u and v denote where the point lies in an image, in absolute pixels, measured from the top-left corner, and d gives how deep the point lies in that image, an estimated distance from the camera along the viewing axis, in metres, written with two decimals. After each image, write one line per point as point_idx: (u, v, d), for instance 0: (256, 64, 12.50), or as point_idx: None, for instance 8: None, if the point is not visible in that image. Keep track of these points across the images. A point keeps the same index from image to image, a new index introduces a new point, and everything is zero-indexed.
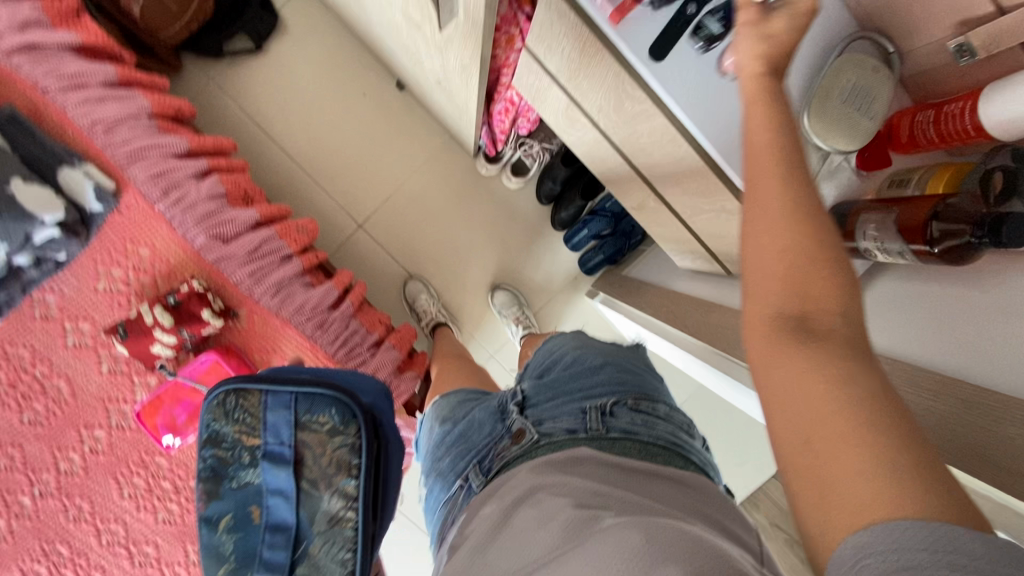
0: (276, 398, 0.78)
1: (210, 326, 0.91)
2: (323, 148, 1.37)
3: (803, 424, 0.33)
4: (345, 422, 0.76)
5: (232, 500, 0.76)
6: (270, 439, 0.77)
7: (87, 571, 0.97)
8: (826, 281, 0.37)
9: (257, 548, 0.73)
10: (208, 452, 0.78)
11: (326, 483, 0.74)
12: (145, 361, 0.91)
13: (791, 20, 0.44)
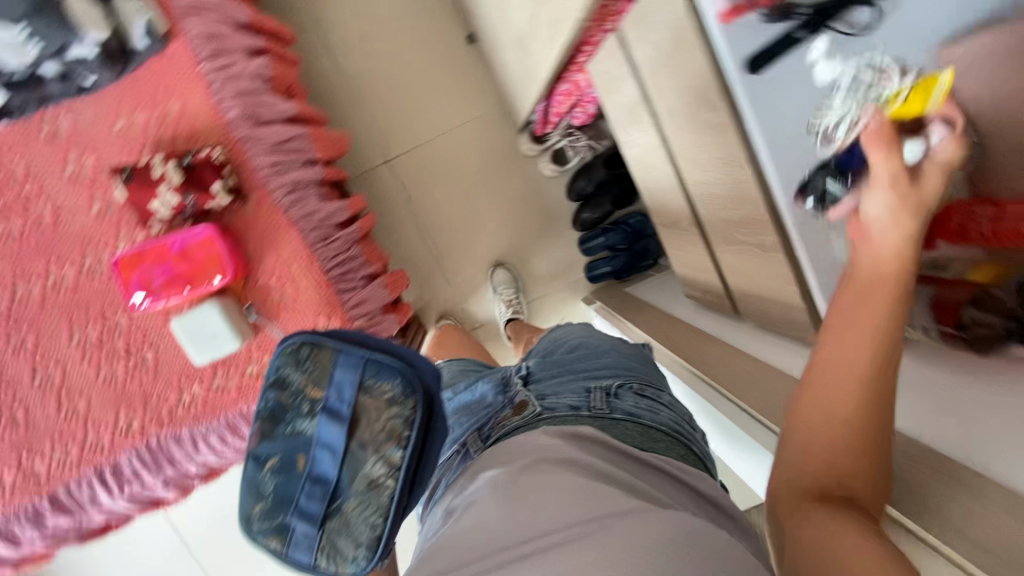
0: (347, 357, 0.75)
1: (216, 201, 0.88)
2: (376, 74, 1.35)
3: (815, 530, 0.43)
4: (405, 396, 0.71)
5: (282, 445, 0.75)
6: (333, 395, 0.74)
7: (9, 404, 0.95)
8: (850, 427, 0.49)
9: (298, 495, 0.71)
10: (270, 394, 0.77)
11: (374, 448, 0.71)
12: (139, 212, 0.87)
13: (938, 176, 0.54)
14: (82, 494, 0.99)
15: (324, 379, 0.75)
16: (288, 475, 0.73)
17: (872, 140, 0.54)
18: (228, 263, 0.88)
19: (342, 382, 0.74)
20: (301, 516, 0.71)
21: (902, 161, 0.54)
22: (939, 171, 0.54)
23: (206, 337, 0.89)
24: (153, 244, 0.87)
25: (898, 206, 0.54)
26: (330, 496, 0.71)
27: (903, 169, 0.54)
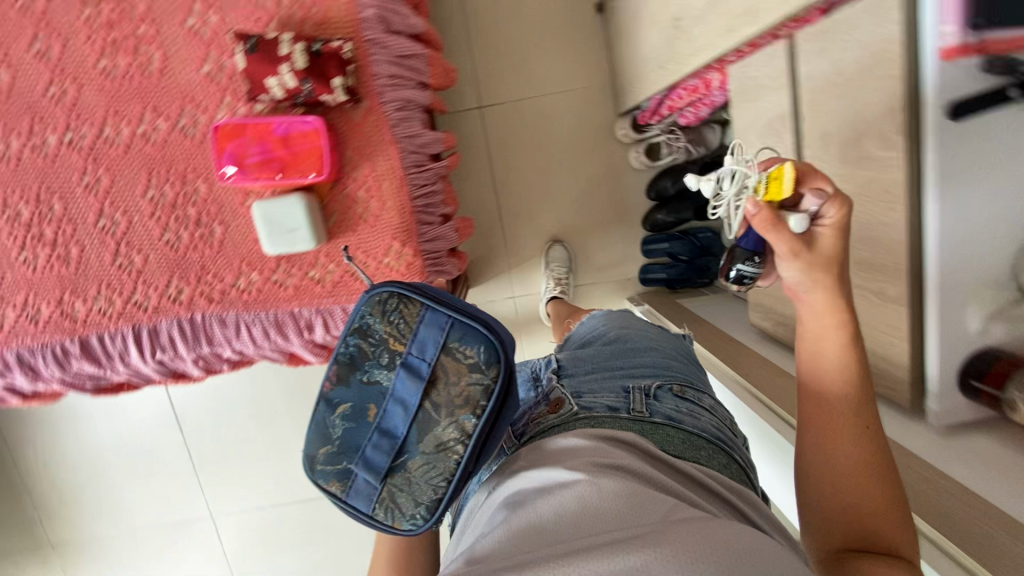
0: (434, 313, 0.60)
1: (331, 96, 0.84)
2: (495, 18, 1.31)
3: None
4: (492, 364, 0.59)
5: (356, 392, 0.62)
6: (413, 351, 0.60)
7: (67, 239, 0.93)
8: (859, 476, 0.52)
9: (364, 447, 0.60)
10: (348, 341, 0.62)
11: (447, 412, 0.58)
12: (252, 86, 0.84)
13: (832, 238, 0.54)
14: (112, 348, 0.98)
15: (406, 332, 0.60)
16: (354, 425, 0.61)
17: (760, 225, 0.55)
18: (326, 161, 0.86)
19: (425, 338, 0.61)
20: (365, 466, 0.60)
21: (795, 241, 0.54)
22: (831, 231, 0.54)
23: (283, 229, 0.87)
24: (255, 120, 0.84)
25: (815, 279, 0.54)
26: (397, 454, 0.59)
27: (796, 245, 0.54)
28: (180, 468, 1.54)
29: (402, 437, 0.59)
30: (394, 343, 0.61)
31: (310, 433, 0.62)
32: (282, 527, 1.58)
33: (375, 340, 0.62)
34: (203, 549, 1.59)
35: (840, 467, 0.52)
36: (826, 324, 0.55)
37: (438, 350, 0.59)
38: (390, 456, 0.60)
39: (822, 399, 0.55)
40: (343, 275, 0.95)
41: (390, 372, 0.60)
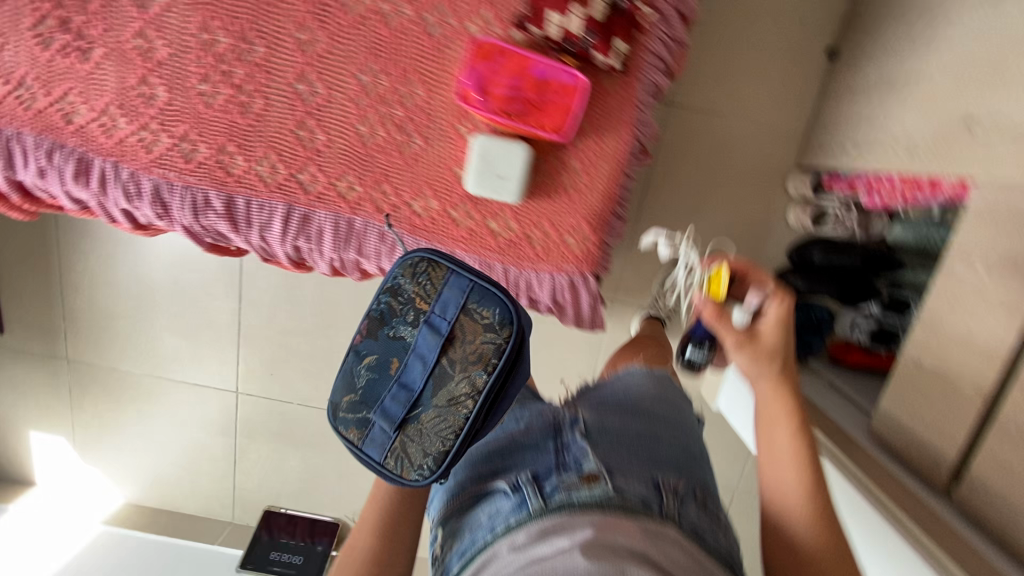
0: (457, 279, 0.74)
1: (604, 60, 0.77)
2: (723, 20, 1.22)
3: None
4: (505, 326, 0.71)
5: (382, 346, 0.74)
6: (435, 311, 0.73)
7: (253, 89, 0.84)
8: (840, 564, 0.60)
9: (382, 399, 0.71)
10: (382, 298, 0.75)
11: (461, 366, 0.70)
12: (529, 15, 0.76)
13: (773, 332, 0.78)
14: (256, 218, 0.91)
15: (431, 294, 0.74)
16: (376, 376, 0.73)
17: (710, 318, 0.82)
18: (569, 122, 0.79)
19: (447, 300, 0.74)
20: (383, 415, 0.71)
21: (739, 333, 0.79)
22: (769, 326, 0.79)
23: (495, 173, 0.81)
24: (517, 49, 0.77)
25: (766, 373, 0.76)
26: (411, 406, 0.70)
27: (739, 333, 0.79)
28: (224, 334, 1.48)
29: (418, 389, 0.70)
30: (420, 303, 0.74)
31: (338, 381, 0.74)
32: (303, 423, 1.57)
33: (403, 299, 0.75)
34: (219, 416, 1.57)
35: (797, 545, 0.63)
36: (775, 412, 0.72)
37: (456, 311, 0.73)
38: (405, 408, 0.70)
39: (784, 476, 0.67)
40: (520, 236, 0.89)
41: (414, 329, 0.73)
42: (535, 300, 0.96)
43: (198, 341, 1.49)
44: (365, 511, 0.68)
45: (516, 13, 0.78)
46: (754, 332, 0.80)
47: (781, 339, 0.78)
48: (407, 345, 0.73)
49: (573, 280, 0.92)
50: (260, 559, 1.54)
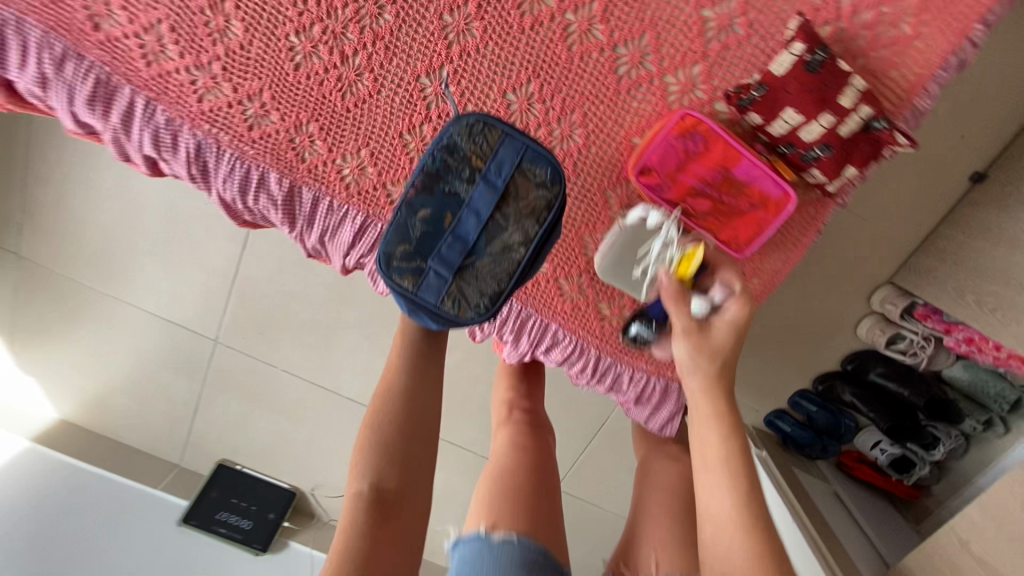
0: (511, 139, 0.61)
1: (821, 180, 0.60)
2: None
3: None
4: (556, 184, 0.62)
5: (431, 203, 0.64)
6: (489, 170, 0.62)
7: (359, 73, 0.64)
8: None
9: (439, 248, 0.65)
10: (436, 155, 0.62)
11: (515, 219, 0.63)
12: (756, 97, 0.58)
13: (726, 325, 0.64)
14: (320, 219, 0.72)
15: (487, 153, 0.62)
16: (431, 230, 0.64)
17: (670, 298, 0.65)
18: (749, 243, 0.66)
19: (503, 159, 0.62)
20: (439, 264, 0.65)
21: (688, 322, 0.64)
22: (724, 325, 0.64)
23: (640, 268, 0.67)
24: (731, 140, 0.60)
25: (704, 377, 0.64)
26: (466, 256, 0.65)
27: (689, 321, 0.64)
28: (215, 278, 1.27)
29: (472, 241, 0.64)
30: (476, 162, 0.62)
31: (389, 232, 0.64)
32: (281, 390, 1.41)
33: (459, 157, 0.62)
34: (188, 359, 1.39)
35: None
36: (710, 447, 0.63)
37: (512, 171, 0.62)
38: (462, 257, 0.65)
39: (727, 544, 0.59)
40: (629, 328, 0.75)
41: (469, 186, 0.63)
42: (613, 391, 0.82)
43: (182, 277, 1.28)
44: (389, 373, 0.81)
45: (737, 82, 0.59)
46: (704, 324, 0.65)
47: (732, 337, 0.64)
48: (461, 202, 0.64)
49: (666, 387, 0.80)
50: (203, 514, 1.42)
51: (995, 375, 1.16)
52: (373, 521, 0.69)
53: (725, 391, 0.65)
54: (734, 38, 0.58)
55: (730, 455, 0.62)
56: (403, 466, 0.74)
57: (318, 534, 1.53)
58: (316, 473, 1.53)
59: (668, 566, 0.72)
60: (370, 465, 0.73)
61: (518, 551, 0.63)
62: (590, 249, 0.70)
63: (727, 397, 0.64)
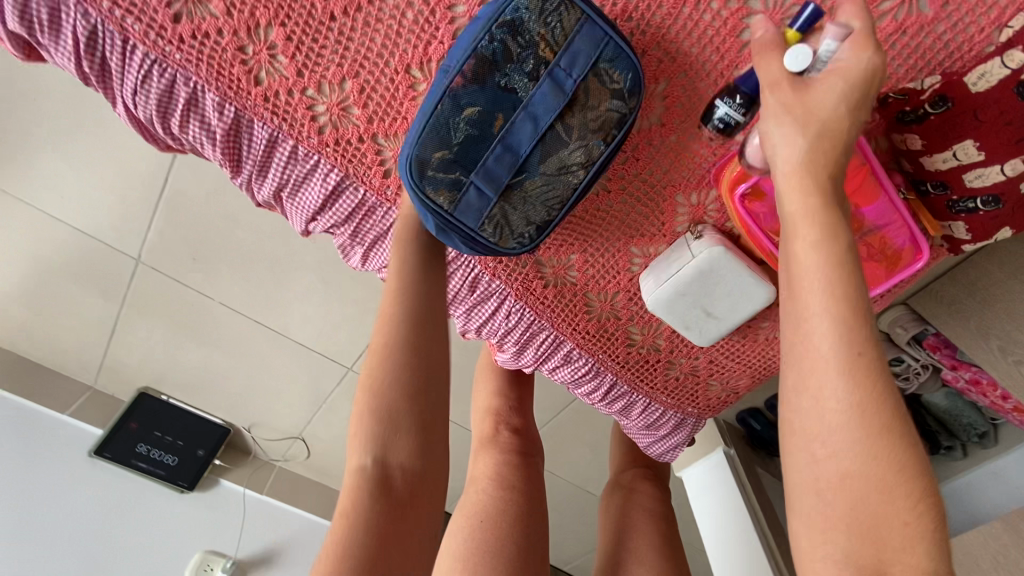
0: (593, 26, 0.41)
1: (962, 236, 0.47)
2: None
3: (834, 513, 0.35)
4: (636, 96, 0.43)
5: (479, 98, 0.42)
6: (560, 64, 0.42)
7: None
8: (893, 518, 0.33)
9: (481, 159, 0.45)
10: (492, 35, 0.40)
11: (581, 136, 0.45)
12: (930, 116, 0.41)
13: (843, 88, 0.38)
14: (277, 168, 0.51)
15: (559, 40, 0.41)
16: (473, 135, 0.44)
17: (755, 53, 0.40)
18: None
19: (577, 50, 0.41)
20: (478, 181, 0.46)
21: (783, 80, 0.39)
22: (834, 83, 0.38)
23: (702, 307, 0.52)
24: (876, 168, 0.43)
25: (798, 159, 0.39)
26: (514, 173, 0.46)
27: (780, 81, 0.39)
28: (134, 185, 0.99)
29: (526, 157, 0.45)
30: (545, 49, 0.41)
31: (422, 130, 0.43)
32: (217, 323, 1.21)
33: (524, 41, 0.41)
34: (98, 277, 1.12)
35: (818, 457, 0.35)
36: (796, 243, 0.38)
37: (586, 71, 0.42)
38: (509, 175, 0.46)
39: (814, 390, 0.36)
40: (659, 358, 0.62)
41: (529, 82, 0.42)
42: (618, 417, 0.70)
43: (88, 178, 0.98)
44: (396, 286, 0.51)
45: (901, 84, 0.42)
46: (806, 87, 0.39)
47: (841, 107, 0.39)
48: (518, 105, 0.43)
49: (681, 419, 0.69)
50: (120, 448, 1.20)
51: (973, 407, 1.12)
52: (383, 516, 0.47)
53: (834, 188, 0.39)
54: (916, 16, 0.39)
55: (845, 264, 0.36)
56: (418, 434, 0.48)
57: (252, 472, 1.39)
58: (254, 410, 1.38)
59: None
60: (373, 438, 0.48)
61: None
62: (637, 265, 0.55)
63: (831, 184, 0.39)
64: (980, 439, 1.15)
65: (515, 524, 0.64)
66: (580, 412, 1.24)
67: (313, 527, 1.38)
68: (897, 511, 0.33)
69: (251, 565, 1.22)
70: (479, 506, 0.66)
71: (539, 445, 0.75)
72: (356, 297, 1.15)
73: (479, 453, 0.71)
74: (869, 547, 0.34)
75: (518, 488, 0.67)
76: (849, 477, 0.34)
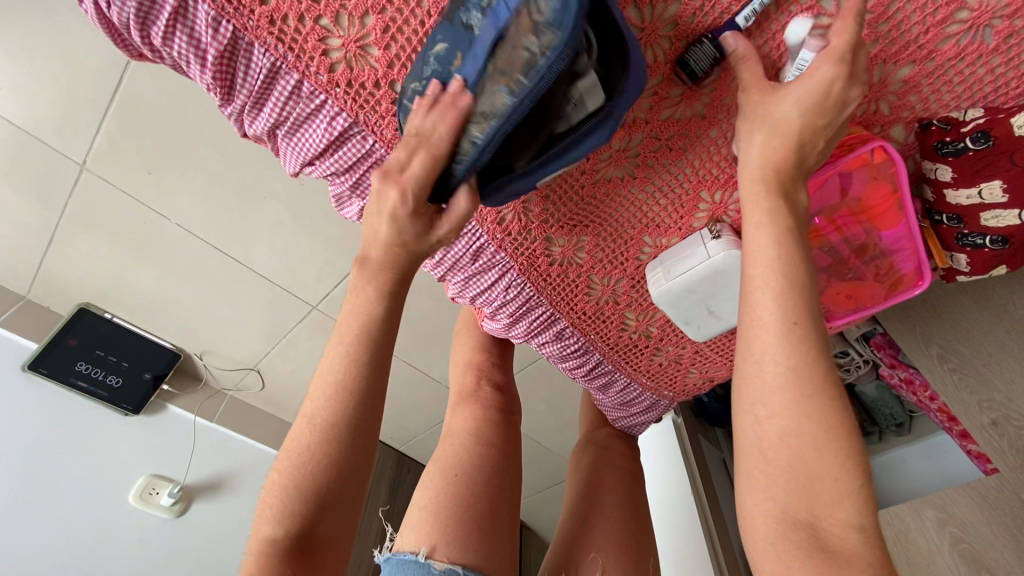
0: None
1: (960, 267, 0.49)
2: None
3: (781, 470, 0.35)
4: (553, 32, 0.34)
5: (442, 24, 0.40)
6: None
7: None
8: (835, 477, 0.34)
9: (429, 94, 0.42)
10: None
11: (496, 77, 0.38)
12: (973, 150, 0.41)
13: (800, 95, 0.38)
14: (276, 103, 0.45)
15: None
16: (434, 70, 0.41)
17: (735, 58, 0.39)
18: (845, 317, 0.50)
19: None
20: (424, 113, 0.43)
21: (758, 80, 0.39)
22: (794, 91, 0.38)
23: (704, 304, 0.53)
24: (906, 198, 0.42)
25: (764, 148, 0.39)
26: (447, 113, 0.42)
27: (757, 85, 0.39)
28: (82, 81, 0.87)
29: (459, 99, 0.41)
30: None
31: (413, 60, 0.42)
32: (172, 245, 1.12)
33: None
34: (36, 179, 1.00)
35: (760, 418, 0.37)
36: (747, 227, 0.40)
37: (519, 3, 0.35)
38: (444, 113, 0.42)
39: (757, 356, 0.37)
40: (648, 343, 0.63)
41: (481, 15, 0.38)
42: (595, 392, 0.71)
43: (28, 65, 0.85)
44: (343, 332, 0.48)
45: (945, 112, 0.42)
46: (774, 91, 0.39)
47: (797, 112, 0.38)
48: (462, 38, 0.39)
49: (656, 400, 0.72)
50: (58, 364, 1.14)
51: (897, 399, 1.24)
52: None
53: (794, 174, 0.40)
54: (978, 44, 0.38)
55: (788, 244, 0.38)
56: (342, 499, 0.45)
57: (204, 400, 1.36)
58: (208, 338, 1.32)
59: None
60: (287, 507, 0.43)
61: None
62: (646, 254, 0.54)
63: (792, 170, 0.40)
64: (898, 428, 1.27)
65: (490, 480, 0.66)
66: (545, 371, 1.26)
67: (264, 458, 1.37)
68: (827, 466, 0.34)
69: (199, 492, 1.21)
70: (456, 460, 0.67)
71: (516, 401, 0.78)
72: (328, 235, 1.09)
73: (459, 405, 0.74)
74: (803, 502, 0.34)
75: (494, 448, 0.69)
76: (789, 432, 0.35)
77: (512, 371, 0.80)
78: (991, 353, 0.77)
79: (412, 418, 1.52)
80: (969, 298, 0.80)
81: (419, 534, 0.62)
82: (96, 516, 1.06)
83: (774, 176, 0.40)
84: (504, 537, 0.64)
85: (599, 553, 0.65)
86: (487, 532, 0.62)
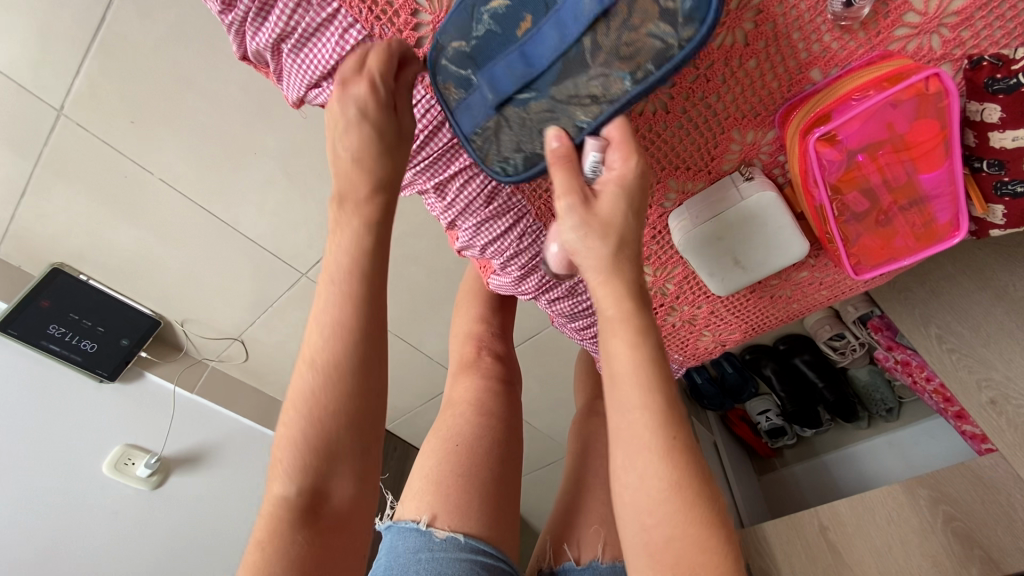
0: None
1: (998, 218, 0.48)
2: None
3: (668, 567, 0.34)
4: (690, 25, 0.38)
5: None
6: None
7: None
8: (715, 572, 0.34)
9: (493, 60, 0.42)
10: None
11: (602, 58, 0.40)
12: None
13: (615, 198, 0.39)
14: (282, 11, 0.41)
15: None
16: (496, 31, 0.41)
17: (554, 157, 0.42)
18: (874, 270, 0.49)
19: None
20: (490, 83, 0.43)
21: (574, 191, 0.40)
22: (614, 193, 0.40)
23: (733, 254, 0.51)
24: (954, 136, 0.40)
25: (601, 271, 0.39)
26: (523, 87, 0.43)
27: (575, 190, 0.40)
28: (62, 16, 0.81)
29: (538, 72, 0.42)
30: None
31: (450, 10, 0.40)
32: (156, 203, 1.06)
33: None
34: (8, 124, 0.93)
35: (646, 524, 0.35)
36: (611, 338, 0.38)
37: None
38: (519, 85, 0.43)
39: (636, 470, 0.35)
40: (663, 302, 0.61)
41: None
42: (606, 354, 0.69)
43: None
44: (326, 272, 0.44)
45: (995, 50, 0.40)
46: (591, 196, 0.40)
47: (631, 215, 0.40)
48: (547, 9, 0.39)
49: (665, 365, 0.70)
50: (29, 326, 1.07)
51: (888, 384, 1.23)
52: (314, 547, 0.40)
53: (639, 288, 0.39)
54: None
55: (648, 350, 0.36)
56: (361, 451, 0.42)
57: (184, 369, 1.29)
58: (190, 306, 1.26)
59: (613, 555, 0.60)
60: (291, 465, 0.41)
61: (463, 550, 0.55)
62: (670, 202, 0.51)
63: (637, 286, 0.39)
64: (887, 413, 1.26)
65: (491, 450, 0.61)
66: (541, 349, 1.24)
67: (245, 433, 1.32)
68: (705, 560, 0.34)
69: (178, 464, 1.16)
70: (457, 432, 0.63)
71: (518, 372, 0.74)
72: (321, 198, 1.05)
73: (458, 372, 0.70)
74: None
75: (497, 414, 0.65)
76: (669, 539, 0.34)
77: (512, 339, 0.76)
78: (990, 334, 0.74)
79: (402, 395, 1.48)
80: (969, 279, 0.78)
81: (421, 502, 0.59)
82: (65, 486, 1.00)
83: (629, 285, 0.38)
84: (509, 505, 0.61)
85: (603, 526, 0.62)
86: (494, 500, 0.59)
